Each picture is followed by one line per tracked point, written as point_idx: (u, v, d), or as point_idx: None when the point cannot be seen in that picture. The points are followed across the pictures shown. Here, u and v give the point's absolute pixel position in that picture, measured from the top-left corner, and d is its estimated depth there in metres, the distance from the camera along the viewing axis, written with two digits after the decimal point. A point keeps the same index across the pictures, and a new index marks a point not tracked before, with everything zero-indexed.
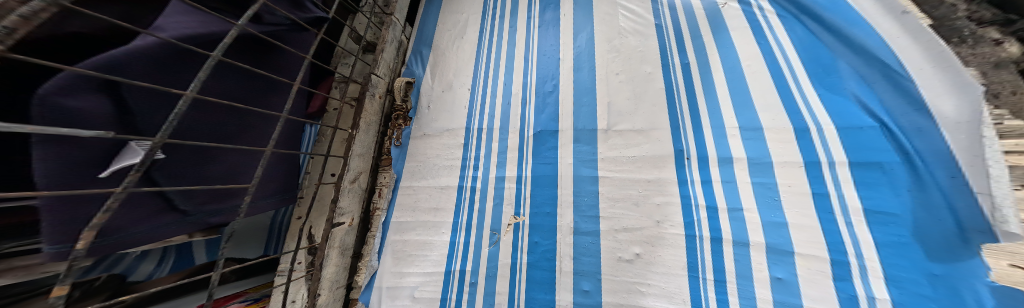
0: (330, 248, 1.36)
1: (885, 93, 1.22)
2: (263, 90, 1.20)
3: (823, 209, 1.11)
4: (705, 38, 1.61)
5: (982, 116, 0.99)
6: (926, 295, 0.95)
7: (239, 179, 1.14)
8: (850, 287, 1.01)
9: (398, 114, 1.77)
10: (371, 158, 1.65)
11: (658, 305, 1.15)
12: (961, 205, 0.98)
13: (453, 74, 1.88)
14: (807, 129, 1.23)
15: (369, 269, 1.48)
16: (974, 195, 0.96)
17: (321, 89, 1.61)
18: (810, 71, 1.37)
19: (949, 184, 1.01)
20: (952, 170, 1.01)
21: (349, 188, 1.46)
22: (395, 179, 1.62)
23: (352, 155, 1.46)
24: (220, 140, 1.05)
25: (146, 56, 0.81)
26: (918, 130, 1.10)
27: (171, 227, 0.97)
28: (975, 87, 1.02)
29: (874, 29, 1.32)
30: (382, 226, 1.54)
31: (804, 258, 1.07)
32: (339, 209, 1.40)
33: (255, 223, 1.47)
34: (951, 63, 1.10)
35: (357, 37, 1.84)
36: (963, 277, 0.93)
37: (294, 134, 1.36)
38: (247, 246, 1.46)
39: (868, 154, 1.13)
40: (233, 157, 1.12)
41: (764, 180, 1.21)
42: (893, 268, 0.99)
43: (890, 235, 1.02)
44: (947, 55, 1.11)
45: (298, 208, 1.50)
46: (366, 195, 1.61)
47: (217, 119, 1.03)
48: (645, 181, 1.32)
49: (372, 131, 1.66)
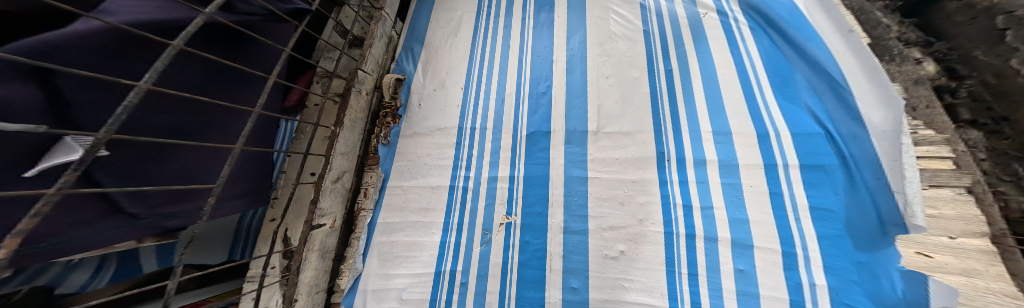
0: (310, 251, 1.28)
1: (830, 103, 1.39)
2: (231, 81, 1.09)
3: (777, 206, 1.25)
4: (687, 46, 1.69)
5: (903, 126, 1.20)
6: (854, 280, 1.11)
7: (205, 179, 1.04)
8: (796, 275, 1.16)
9: (386, 111, 1.72)
10: (355, 157, 1.57)
11: (640, 299, 1.23)
12: (882, 203, 1.16)
13: (446, 72, 1.82)
14: (767, 134, 1.36)
15: (353, 271, 1.43)
16: (893, 193, 1.15)
17: (300, 84, 1.48)
18: (773, 81, 1.51)
19: (874, 184, 1.19)
20: (877, 172, 1.20)
21: (331, 189, 1.37)
22: (382, 179, 1.56)
23: (336, 153, 1.37)
24: (179, 137, 0.94)
25: (81, 41, 0.70)
26: (854, 137, 1.28)
27: (115, 233, 0.85)
28: (898, 101, 1.23)
29: (827, 45, 1.49)
30: (369, 227, 1.48)
31: (762, 250, 1.21)
32: (320, 210, 1.32)
33: (220, 225, 1.33)
34: (882, 80, 1.30)
35: (343, 30, 1.75)
36: (881, 263, 1.10)
37: (269, 130, 1.26)
38: (207, 252, 1.30)
39: (815, 158, 1.28)
40: (198, 155, 1.01)
41: (732, 181, 1.32)
42: (831, 257, 1.15)
43: (828, 228, 1.18)
44: (880, 73, 1.32)
45: (272, 209, 1.42)
46: (350, 195, 1.54)
47: (178, 112, 0.93)
48: (630, 182, 1.39)
49: (359, 127, 1.59)
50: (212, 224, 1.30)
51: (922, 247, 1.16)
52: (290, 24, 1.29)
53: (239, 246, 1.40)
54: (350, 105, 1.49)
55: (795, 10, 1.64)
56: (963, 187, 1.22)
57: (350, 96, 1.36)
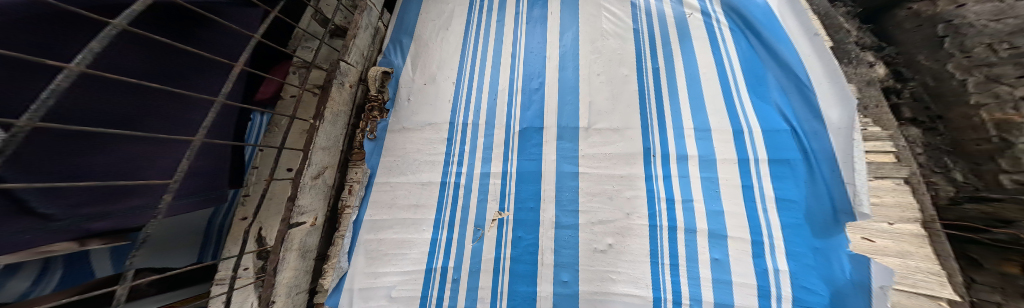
0: (289, 251, 1.20)
1: (796, 102, 1.49)
2: (183, 66, 0.97)
3: (748, 198, 1.35)
4: (673, 46, 1.73)
5: (855, 123, 1.33)
6: (810, 264, 1.23)
7: (147, 174, 0.92)
8: (763, 262, 1.26)
9: (371, 105, 1.61)
10: (338, 152, 1.50)
11: (627, 290, 1.28)
12: (836, 192, 1.28)
13: (437, 66, 1.75)
14: (741, 131, 1.45)
15: (338, 270, 1.37)
16: (844, 184, 1.28)
17: (276, 75, 1.40)
18: (747, 80, 1.59)
19: (830, 176, 1.31)
20: (833, 164, 1.32)
21: (310, 185, 1.29)
22: (368, 176, 1.49)
23: (316, 148, 1.28)
24: (118, 127, 0.82)
25: (9, 19, 0.61)
26: (814, 133, 1.40)
27: (21, 237, 0.69)
28: (852, 100, 1.36)
29: (795, 47, 1.60)
30: (354, 225, 1.43)
31: (734, 240, 1.30)
32: (300, 208, 1.24)
33: (189, 225, 1.21)
34: (840, 80, 1.42)
35: (324, 19, 1.69)
36: (834, 248, 1.23)
37: (233, 123, 1.15)
38: (171, 254, 1.18)
39: (783, 153, 1.38)
40: (138, 147, 0.88)
41: (709, 175, 1.40)
42: (792, 244, 1.26)
43: (791, 217, 1.30)
44: (838, 73, 1.44)
45: (242, 208, 1.35)
46: (333, 191, 1.48)
47: (120, 99, 0.82)
48: (618, 177, 1.43)
49: (342, 120, 1.51)
50: (180, 223, 1.18)
51: (865, 232, 1.33)
52: (258, 8, 1.21)
53: (210, 246, 1.30)
54: (332, 97, 1.40)
55: (770, 13, 1.72)
56: (900, 178, 1.39)
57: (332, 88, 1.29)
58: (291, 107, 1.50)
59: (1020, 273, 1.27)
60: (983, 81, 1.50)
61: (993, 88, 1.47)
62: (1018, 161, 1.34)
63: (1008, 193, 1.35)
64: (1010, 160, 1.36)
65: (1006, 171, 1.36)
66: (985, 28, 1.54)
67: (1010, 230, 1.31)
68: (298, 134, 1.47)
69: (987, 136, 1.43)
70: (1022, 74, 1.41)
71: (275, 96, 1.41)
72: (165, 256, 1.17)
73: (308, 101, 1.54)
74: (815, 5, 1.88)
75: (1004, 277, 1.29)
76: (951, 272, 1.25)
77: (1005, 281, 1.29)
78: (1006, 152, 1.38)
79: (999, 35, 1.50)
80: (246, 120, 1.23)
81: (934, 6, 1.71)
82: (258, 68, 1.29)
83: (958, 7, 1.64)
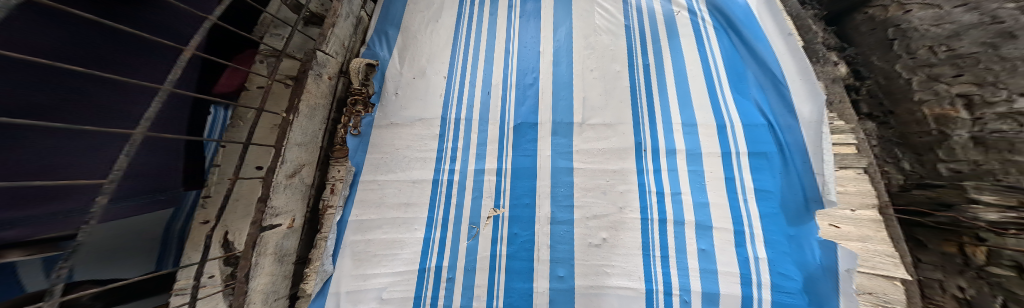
0: (264, 255, 1.12)
1: (773, 97, 1.56)
2: (117, 51, 0.86)
3: (730, 190, 1.40)
4: (663, 43, 1.75)
5: (823, 117, 1.42)
6: (786, 251, 1.31)
7: (74, 172, 0.78)
8: (745, 251, 1.33)
9: (355, 98, 1.52)
10: (317, 149, 1.41)
11: (620, 283, 1.31)
12: (808, 182, 1.37)
13: (426, 58, 1.68)
14: (724, 125, 1.50)
15: (322, 273, 1.30)
16: (815, 175, 1.37)
17: (240, 63, 1.28)
18: (729, 77, 1.65)
19: (802, 167, 1.39)
20: (804, 156, 1.40)
21: (285, 185, 1.20)
22: (352, 174, 1.41)
23: (290, 144, 1.19)
24: (37, 117, 0.68)
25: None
26: (789, 127, 1.47)
27: None
28: (820, 96, 1.45)
29: (771, 45, 1.67)
30: (338, 225, 1.35)
31: (718, 230, 1.35)
32: (273, 209, 1.15)
33: (144, 231, 1.00)
34: (810, 77, 1.51)
35: (298, 5, 1.57)
36: (805, 236, 1.31)
37: (182, 115, 1.03)
38: (119, 264, 0.97)
39: (761, 146, 1.45)
40: (58, 140, 0.75)
41: (696, 168, 1.44)
42: (770, 233, 1.34)
43: (768, 207, 1.37)
44: (809, 70, 1.52)
45: (203, 210, 1.23)
46: (313, 191, 1.41)
47: (40, 82, 0.68)
48: (611, 172, 1.44)
49: (321, 114, 1.41)
50: (133, 231, 0.97)
51: (831, 219, 1.44)
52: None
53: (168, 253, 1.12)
54: (308, 89, 1.30)
55: (750, 13, 1.78)
56: (861, 168, 1.51)
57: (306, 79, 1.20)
58: (259, 99, 1.39)
59: (957, 252, 1.39)
60: (926, 80, 1.64)
61: (933, 86, 1.61)
62: (953, 152, 1.48)
63: (947, 180, 1.47)
64: (946, 151, 1.50)
65: (944, 160, 1.49)
66: (927, 33, 1.68)
67: (950, 213, 1.42)
68: (268, 129, 1.38)
69: (927, 129, 1.57)
70: (958, 73, 1.56)
71: (239, 87, 1.29)
72: (111, 267, 0.96)
73: (277, 93, 1.42)
74: (788, 7, 1.97)
75: (943, 255, 1.43)
76: (903, 252, 1.35)
77: (947, 260, 1.41)
78: (944, 144, 1.51)
79: (939, 38, 1.64)
80: (205, 113, 1.13)
81: (885, 11, 1.83)
82: (219, 54, 1.17)
83: (905, 12, 1.77)
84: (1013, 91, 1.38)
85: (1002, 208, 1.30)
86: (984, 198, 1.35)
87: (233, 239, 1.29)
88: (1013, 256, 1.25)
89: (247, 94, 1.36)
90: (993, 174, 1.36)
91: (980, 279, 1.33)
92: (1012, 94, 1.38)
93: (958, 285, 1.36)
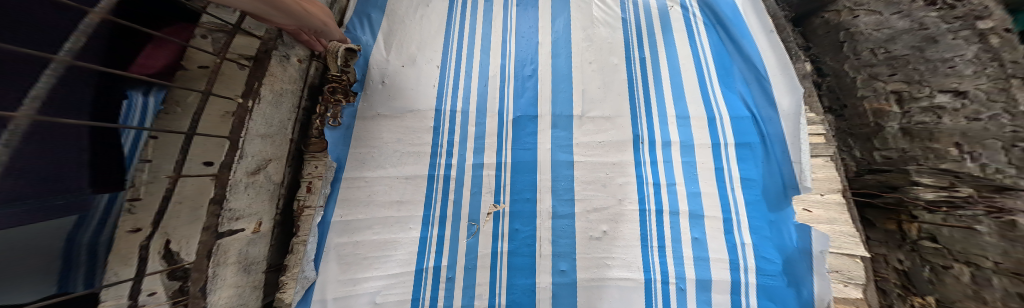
0: (222, 265, 1.04)
1: (757, 91, 1.59)
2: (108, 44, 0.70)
3: (719, 179, 1.44)
4: (657, 37, 1.72)
5: (800, 110, 1.48)
6: (767, 236, 1.37)
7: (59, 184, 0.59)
8: (733, 238, 1.38)
9: (332, 86, 1.34)
10: (287, 144, 1.31)
11: (621, 274, 1.32)
12: (786, 171, 1.42)
13: (417, 46, 1.54)
14: (714, 118, 1.53)
15: (303, 281, 1.21)
16: (793, 163, 1.43)
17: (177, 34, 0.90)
18: (718, 72, 1.66)
19: (780, 157, 1.45)
20: (783, 146, 1.46)
21: (246, 183, 1.11)
22: (335, 170, 1.31)
23: (249, 136, 1.09)
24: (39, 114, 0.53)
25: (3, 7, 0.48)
26: (770, 119, 1.51)
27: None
28: (799, 90, 1.50)
29: (755, 42, 1.68)
30: (319, 227, 1.25)
31: (710, 219, 1.39)
32: (230, 211, 1.05)
33: (36, 244, 0.58)
34: (790, 71, 1.55)
35: None
36: (784, 220, 1.38)
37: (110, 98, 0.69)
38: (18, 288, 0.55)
39: (745, 137, 1.49)
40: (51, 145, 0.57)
41: (689, 159, 1.46)
42: (753, 219, 1.40)
43: (752, 194, 1.42)
44: (789, 65, 1.56)
45: (133, 217, 0.79)
46: (288, 191, 1.33)
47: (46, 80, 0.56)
48: (611, 164, 1.43)
49: (287, 101, 1.29)
50: (26, 240, 0.55)
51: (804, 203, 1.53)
52: None
53: (78, 272, 0.68)
54: (269, 67, 1.19)
55: (737, 8, 1.77)
56: (828, 156, 1.60)
57: (266, 60, 1.18)
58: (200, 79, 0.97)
59: (897, 229, 1.62)
60: (867, 79, 1.78)
61: (872, 83, 1.76)
62: (886, 142, 1.66)
63: (893, 165, 1.63)
64: (881, 140, 1.68)
65: (878, 149, 1.69)
66: (871, 36, 1.82)
67: (897, 195, 1.61)
68: (219, 117, 1.00)
69: (867, 122, 1.74)
70: (892, 72, 1.71)
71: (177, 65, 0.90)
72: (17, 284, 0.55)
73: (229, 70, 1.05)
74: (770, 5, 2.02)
75: (886, 231, 1.65)
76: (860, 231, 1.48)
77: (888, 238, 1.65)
78: (879, 135, 1.69)
79: (879, 42, 1.79)
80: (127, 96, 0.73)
81: (839, 15, 1.95)
82: (135, 17, 0.78)
83: (853, 18, 1.90)
84: (933, 88, 1.58)
85: (936, 189, 1.50)
86: (925, 181, 1.53)
87: (178, 249, 0.92)
88: (930, 230, 1.51)
89: (183, 73, 0.93)
90: (915, 160, 1.56)
91: (913, 251, 1.56)
92: (934, 91, 1.57)
93: (897, 258, 1.61)
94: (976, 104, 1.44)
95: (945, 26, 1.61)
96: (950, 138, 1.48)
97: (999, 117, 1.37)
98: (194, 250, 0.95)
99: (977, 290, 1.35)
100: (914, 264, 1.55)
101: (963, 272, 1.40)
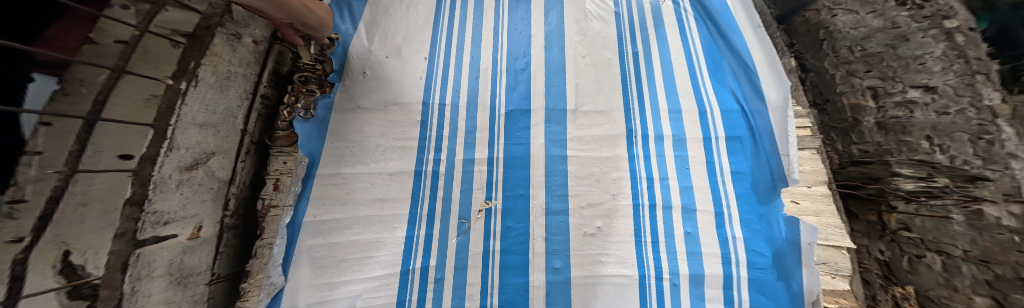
0: (148, 279, 0.92)
1: (746, 85, 1.60)
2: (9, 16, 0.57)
3: (711, 173, 1.44)
4: (650, 32, 1.71)
5: (789, 102, 1.48)
6: (757, 229, 1.38)
7: None
8: (725, 231, 1.38)
9: (303, 74, 1.26)
10: (241, 138, 1.22)
11: (615, 271, 1.30)
12: (775, 164, 1.43)
13: (402, 36, 1.48)
14: (705, 112, 1.53)
15: (269, 287, 1.12)
16: (781, 156, 1.44)
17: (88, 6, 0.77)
18: (708, 66, 1.67)
19: (769, 150, 1.46)
20: (772, 139, 1.47)
21: (179, 180, 0.99)
22: (304, 167, 1.21)
23: (179, 125, 0.97)
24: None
25: None
26: (759, 113, 1.53)
27: None
28: (786, 83, 1.51)
29: (744, 36, 1.69)
30: (289, 229, 1.16)
31: (702, 214, 1.39)
32: (159, 214, 0.93)
33: None
34: (777, 65, 1.56)
35: None
36: (774, 213, 1.38)
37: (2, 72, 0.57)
38: None
39: (735, 131, 1.50)
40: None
41: (682, 153, 1.46)
42: (744, 212, 1.40)
43: (742, 188, 1.43)
44: (776, 59, 1.57)
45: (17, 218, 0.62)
46: (245, 190, 1.28)
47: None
48: (605, 159, 1.40)
49: (237, 86, 1.20)
50: None
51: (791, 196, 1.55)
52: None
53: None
54: (211, 44, 1.10)
55: (727, 4, 1.78)
56: (814, 149, 1.66)
57: (208, 37, 1.09)
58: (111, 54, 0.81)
59: (876, 220, 1.79)
60: (845, 75, 1.96)
61: (851, 80, 1.93)
62: (862, 135, 1.84)
63: (875, 158, 1.78)
64: (858, 135, 1.86)
65: (856, 143, 1.86)
66: (847, 34, 2.00)
67: (878, 186, 1.76)
68: (140, 101, 0.88)
69: (846, 117, 1.92)
70: (867, 69, 1.89)
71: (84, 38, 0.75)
72: None
73: (156, 47, 0.94)
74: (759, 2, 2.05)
75: (868, 223, 1.82)
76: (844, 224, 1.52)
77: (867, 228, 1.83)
78: (856, 130, 1.87)
79: (855, 40, 1.96)
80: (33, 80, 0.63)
81: (818, 14, 2.15)
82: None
83: (832, 16, 2.09)
84: (906, 83, 1.77)
85: (914, 179, 1.66)
86: (905, 172, 1.68)
87: (82, 262, 0.77)
88: (904, 220, 1.70)
89: (91, 47, 0.77)
90: (891, 153, 1.73)
91: (892, 241, 1.74)
92: (906, 86, 1.76)
93: (879, 248, 1.77)
94: (944, 99, 1.65)
95: (915, 25, 1.82)
96: (921, 131, 1.67)
97: (965, 111, 1.59)
98: (106, 262, 0.81)
99: (948, 278, 1.56)
100: (894, 253, 1.72)
101: (935, 260, 1.60)
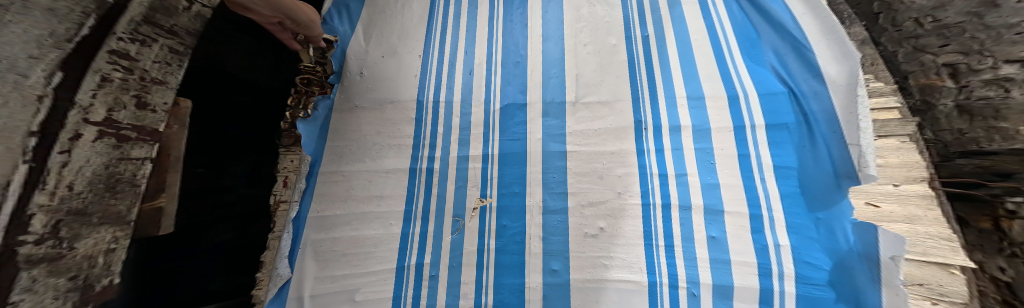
0: None
1: (793, 63, 1.35)
2: None
3: (745, 168, 1.24)
4: (663, 11, 1.55)
5: (857, 79, 1.22)
6: (814, 237, 1.14)
7: None
8: (762, 238, 1.17)
9: (306, 76, 1.43)
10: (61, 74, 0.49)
11: (621, 276, 1.19)
12: (839, 156, 1.18)
13: (398, 36, 1.56)
14: (736, 96, 1.32)
15: (279, 279, 1.26)
16: (848, 145, 1.17)
17: None
18: (740, 45, 1.45)
19: (831, 139, 1.20)
20: (834, 126, 1.21)
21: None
22: (313, 164, 1.35)
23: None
24: None
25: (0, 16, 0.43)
26: (815, 94, 1.27)
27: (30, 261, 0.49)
28: (854, 56, 1.24)
29: (788, 6, 1.44)
30: (295, 223, 1.29)
31: (731, 215, 1.20)
32: None
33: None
34: (839, 36, 1.29)
35: None
36: (837, 218, 1.13)
37: None
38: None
39: (779, 117, 1.27)
40: None
41: (704, 146, 1.28)
42: (793, 216, 1.17)
43: (790, 185, 1.20)
44: (837, 30, 1.30)
45: None
46: (68, 211, 0.51)
47: None
48: (609, 154, 1.30)
49: None
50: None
51: (867, 197, 1.26)
52: None
53: None
54: None
55: None
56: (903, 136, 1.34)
57: None
58: None
59: (989, 227, 1.39)
60: (912, 52, 1.63)
61: (918, 56, 1.61)
62: (937, 123, 1.51)
63: (996, 146, 1.38)
64: (933, 121, 1.51)
65: (932, 130, 1.50)
66: (912, 5, 1.68)
67: (1004, 183, 1.37)
68: None
69: (915, 98, 1.57)
70: (943, 44, 1.57)
71: None
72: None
73: None
74: None
75: (980, 233, 1.41)
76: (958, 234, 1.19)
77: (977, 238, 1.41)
78: (930, 113, 1.53)
79: (925, 10, 1.64)
80: None
81: None
82: None
83: None
84: (998, 58, 1.43)
85: None
86: None
87: None
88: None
89: None
90: (978, 142, 1.41)
91: (1013, 256, 1.35)
92: (998, 61, 1.42)
93: (998, 265, 1.37)
94: None
95: None
96: None
97: None
98: None
99: None
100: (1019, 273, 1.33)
101: None
